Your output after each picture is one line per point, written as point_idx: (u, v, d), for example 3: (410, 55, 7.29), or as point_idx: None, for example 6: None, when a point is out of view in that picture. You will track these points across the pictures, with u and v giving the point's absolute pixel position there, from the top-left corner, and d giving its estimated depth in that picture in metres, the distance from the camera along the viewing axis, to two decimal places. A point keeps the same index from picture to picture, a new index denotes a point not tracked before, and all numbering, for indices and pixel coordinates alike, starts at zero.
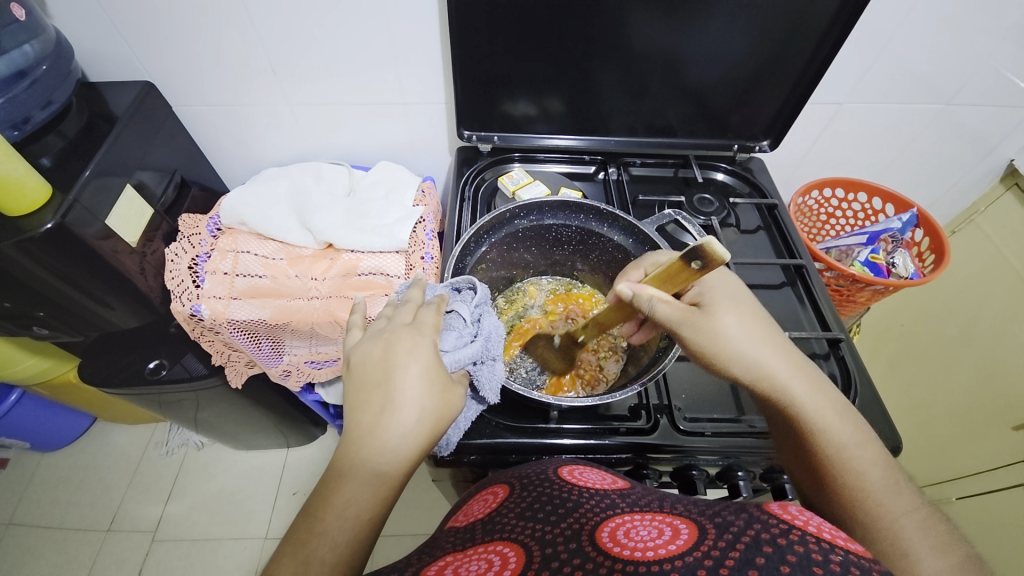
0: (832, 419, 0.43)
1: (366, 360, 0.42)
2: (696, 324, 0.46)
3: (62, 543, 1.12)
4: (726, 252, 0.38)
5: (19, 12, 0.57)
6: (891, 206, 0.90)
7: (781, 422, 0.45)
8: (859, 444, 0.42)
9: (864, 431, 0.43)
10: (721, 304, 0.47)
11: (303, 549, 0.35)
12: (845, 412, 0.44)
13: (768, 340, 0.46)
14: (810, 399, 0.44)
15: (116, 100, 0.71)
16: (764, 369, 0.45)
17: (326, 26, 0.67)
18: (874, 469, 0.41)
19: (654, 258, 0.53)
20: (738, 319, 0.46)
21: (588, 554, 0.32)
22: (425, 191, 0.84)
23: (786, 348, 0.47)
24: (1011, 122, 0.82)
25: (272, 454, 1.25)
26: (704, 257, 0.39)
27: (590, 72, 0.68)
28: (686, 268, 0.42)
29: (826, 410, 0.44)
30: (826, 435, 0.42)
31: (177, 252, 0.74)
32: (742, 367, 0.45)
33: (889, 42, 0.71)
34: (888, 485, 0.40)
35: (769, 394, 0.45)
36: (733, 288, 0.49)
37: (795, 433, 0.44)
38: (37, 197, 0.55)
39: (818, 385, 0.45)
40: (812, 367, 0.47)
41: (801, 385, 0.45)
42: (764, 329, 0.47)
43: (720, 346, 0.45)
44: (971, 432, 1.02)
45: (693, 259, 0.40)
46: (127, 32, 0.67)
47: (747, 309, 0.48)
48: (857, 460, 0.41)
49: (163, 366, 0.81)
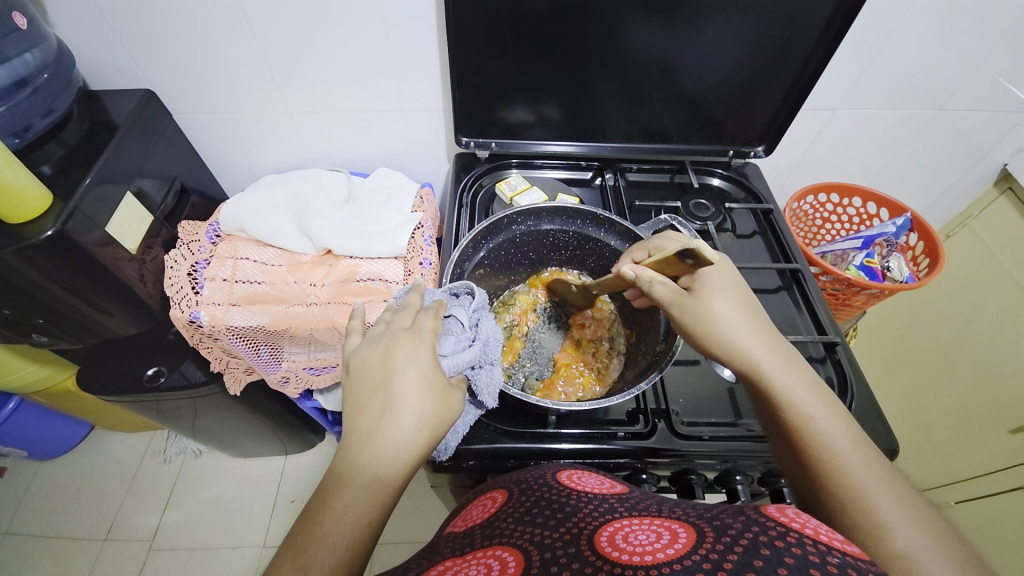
0: (804, 394, 0.44)
1: (365, 364, 0.43)
2: (682, 303, 0.48)
3: (59, 552, 1.11)
4: (714, 255, 0.46)
5: (21, 20, 0.58)
6: (885, 211, 0.91)
7: (756, 399, 0.46)
8: (831, 419, 0.42)
9: (837, 408, 0.43)
10: (711, 286, 0.48)
11: (303, 553, 0.35)
12: (820, 390, 0.44)
13: (748, 320, 0.47)
14: (783, 375, 0.45)
15: (117, 108, 0.71)
16: (740, 346, 0.46)
17: (326, 35, 0.68)
18: (844, 442, 0.41)
19: (662, 242, 0.53)
20: (724, 300, 0.47)
21: (586, 559, 0.32)
22: (423, 197, 0.84)
23: (766, 330, 0.48)
24: (1004, 127, 0.83)
25: (270, 462, 1.25)
26: (693, 255, 0.47)
27: (587, 79, 0.69)
28: (679, 262, 0.49)
29: (799, 386, 0.44)
30: (797, 409, 0.43)
31: (176, 259, 0.75)
32: (719, 344, 0.46)
33: (881, 49, 0.72)
34: (858, 457, 0.40)
35: (743, 369, 0.46)
36: (726, 273, 0.49)
37: (768, 409, 0.45)
38: (38, 204, 0.55)
39: (794, 363, 0.46)
40: (791, 348, 0.47)
41: (775, 362, 0.45)
42: (747, 310, 0.48)
43: (701, 323, 0.47)
44: (968, 436, 1.02)
45: (687, 256, 0.48)
46: (128, 40, 0.68)
47: (735, 291, 0.49)
48: (827, 433, 0.41)
49: (161, 373, 0.80)
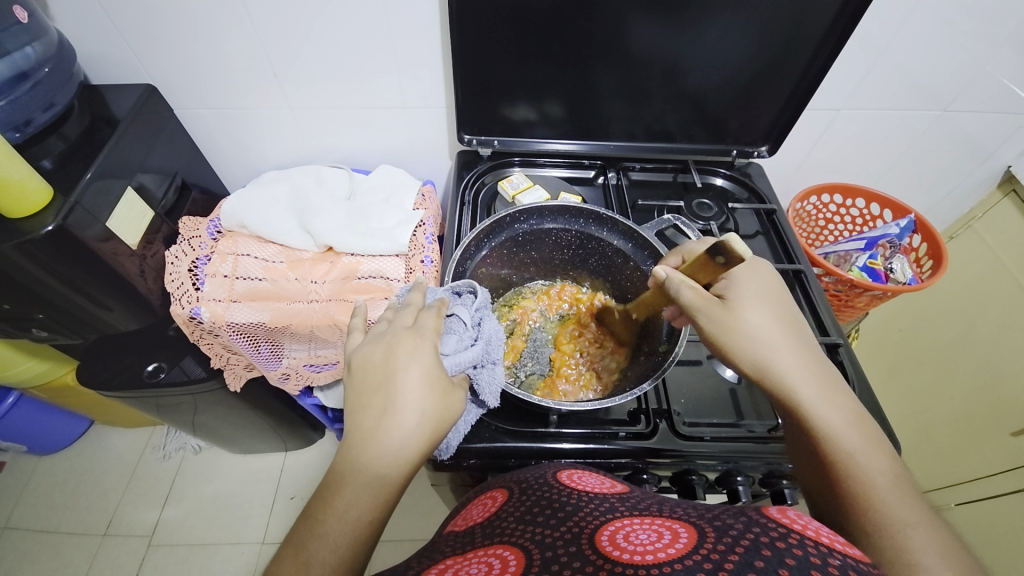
0: (844, 426, 0.42)
1: (367, 362, 0.42)
2: (714, 314, 0.46)
3: (58, 547, 1.11)
4: (746, 249, 0.42)
5: (21, 14, 0.57)
6: (888, 212, 0.91)
7: (791, 424, 0.45)
8: (872, 454, 0.41)
9: (880, 443, 0.41)
10: (747, 300, 0.47)
11: (303, 551, 0.35)
12: (862, 422, 0.43)
13: (788, 342, 0.46)
14: (822, 404, 0.43)
15: (118, 103, 0.71)
16: (776, 369, 0.45)
17: (328, 31, 0.68)
18: (884, 480, 0.39)
19: (692, 245, 0.54)
20: (760, 316, 0.46)
21: (587, 558, 0.32)
22: (425, 195, 0.84)
23: (807, 353, 0.46)
24: (1009, 129, 0.83)
25: (270, 459, 1.25)
26: (726, 254, 0.44)
27: (590, 76, 0.69)
28: (710, 262, 0.46)
29: (840, 417, 0.43)
30: (835, 441, 0.42)
31: (177, 255, 0.74)
32: (754, 363, 0.45)
33: (886, 49, 0.71)
34: (898, 497, 0.38)
35: (779, 394, 0.44)
36: (761, 285, 0.49)
37: (804, 436, 0.44)
38: (39, 199, 0.55)
39: (834, 392, 0.44)
40: (833, 375, 0.46)
41: (815, 390, 0.44)
42: (786, 330, 0.47)
43: (734, 338, 0.45)
44: (970, 438, 1.03)
45: (717, 255, 0.45)
46: (128, 34, 0.67)
47: (772, 309, 0.47)
48: (867, 469, 0.40)
49: (161, 369, 0.80)
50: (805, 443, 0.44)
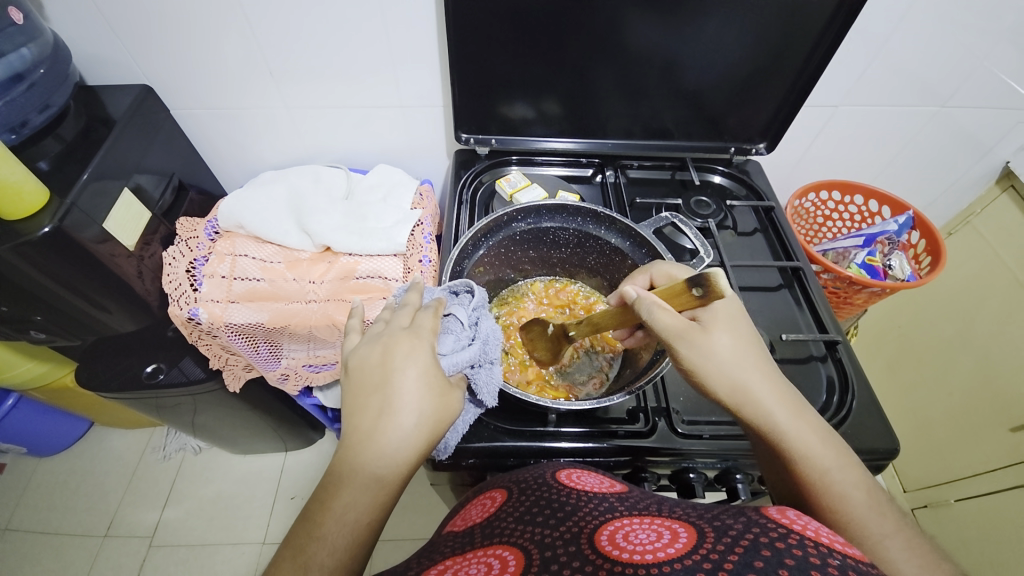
0: (817, 444, 0.43)
1: (364, 363, 0.42)
2: (692, 338, 0.45)
3: (59, 548, 1.11)
4: (728, 286, 0.38)
5: (16, 15, 0.57)
6: (887, 208, 0.91)
7: (763, 447, 0.45)
8: (843, 469, 0.42)
9: (849, 457, 0.43)
10: (719, 322, 0.47)
11: (302, 553, 0.35)
12: (831, 438, 0.44)
13: (755, 364, 0.46)
14: (793, 424, 0.44)
15: (114, 104, 0.71)
16: (751, 393, 0.45)
17: (322, 30, 0.68)
18: (858, 493, 0.40)
19: (666, 267, 0.53)
20: (731, 338, 0.46)
21: (586, 557, 0.32)
22: (423, 194, 0.84)
23: (773, 373, 0.46)
24: (1008, 124, 0.82)
25: (270, 458, 1.25)
26: (704, 286, 0.39)
27: (588, 74, 0.69)
28: (687, 294, 0.41)
29: (812, 436, 0.43)
30: (809, 460, 0.42)
31: (174, 256, 0.74)
32: (728, 389, 0.45)
33: (884, 44, 0.71)
34: (871, 508, 0.40)
35: (752, 418, 0.44)
36: (733, 307, 0.48)
37: (777, 457, 0.44)
38: (35, 201, 0.55)
39: (802, 411, 0.45)
40: (795, 392, 0.46)
41: (785, 411, 0.44)
42: (754, 351, 0.47)
43: (709, 364, 0.45)
44: (969, 434, 1.03)
45: (694, 286, 0.40)
46: (123, 35, 0.67)
47: (740, 330, 0.47)
48: (842, 485, 0.41)
49: (160, 370, 0.80)
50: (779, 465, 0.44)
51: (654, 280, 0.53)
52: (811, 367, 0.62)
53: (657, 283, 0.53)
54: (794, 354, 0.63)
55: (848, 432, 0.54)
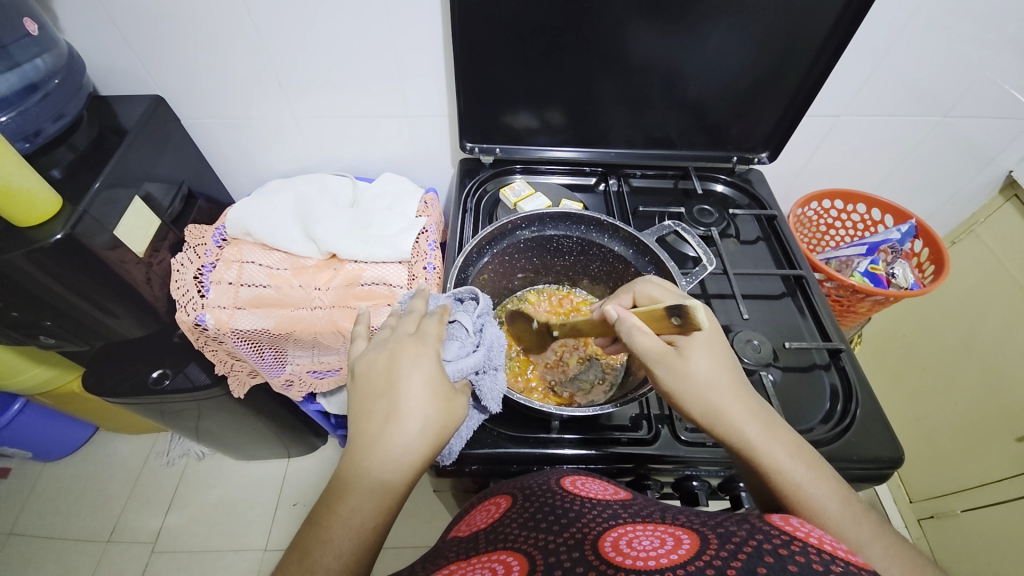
0: (788, 458, 0.43)
1: (370, 369, 0.43)
2: (669, 363, 0.45)
3: (63, 554, 1.11)
4: (707, 318, 0.38)
5: (32, 27, 0.59)
6: (890, 217, 0.91)
7: (740, 464, 0.45)
8: (817, 481, 0.41)
9: (823, 469, 0.43)
10: (696, 345, 0.46)
11: (309, 557, 0.36)
12: (802, 450, 0.44)
13: (729, 383, 0.46)
14: (764, 441, 0.43)
15: (126, 113, 0.72)
16: (723, 412, 0.44)
17: (330, 40, 0.69)
18: (832, 504, 0.40)
19: (647, 288, 0.52)
20: (707, 360, 0.46)
21: (590, 562, 0.32)
22: (427, 202, 0.85)
23: (746, 390, 0.46)
24: (1011, 134, 0.83)
25: (273, 465, 1.25)
26: (683, 315, 0.40)
27: (591, 84, 0.70)
28: (668, 320, 0.42)
29: (782, 450, 0.43)
30: (783, 475, 0.42)
31: (183, 262, 0.75)
32: (701, 410, 0.45)
33: (885, 56, 0.72)
34: (848, 517, 0.40)
35: (727, 437, 0.44)
36: (710, 330, 0.48)
37: (752, 473, 0.44)
38: (48, 208, 0.56)
39: (773, 426, 0.45)
40: (767, 407, 0.46)
41: (756, 428, 0.44)
42: (729, 370, 0.47)
43: (685, 388, 0.45)
44: (975, 443, 1.02)
45: (675, 314, 0.41)
46: (136, 47, 0.69)
47: (716, 350, 0.47)
48: (816, 498, 0.40)
49: (166, 375, 0.81)
50: (757, 481, 0.44)
51: (637, 300, 0.52)
52: (814, 375, 0.62)
53: (640, 303, 0.51)
54: (797, 362, 0.63)
55: (852, 440, 0.54)
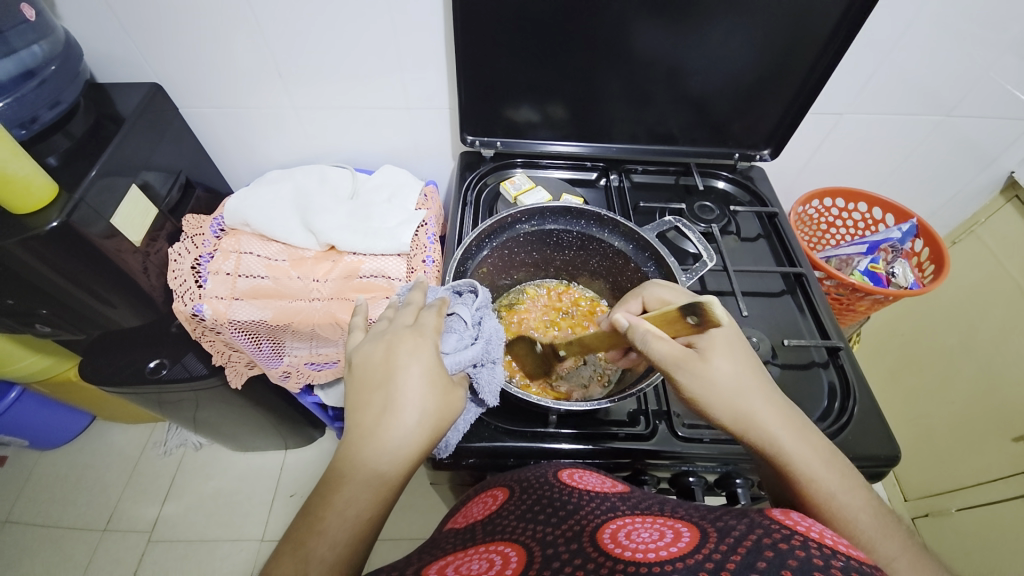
0: (822, 467, 0.42)
1: (367, 360, 0.43)
2: (691, 368, 0.44)
3: (58, 542, 1.12)
4: (725, 314, 0.37)
5: (29, 12, 0.58)
6: (890, 216, 0.91)
7: (772, 474, 0.45)
8: (849, 492, 0.41)
9: (854, 478, 0.43)
10: (717, 348, 0.46)
11: (303, 547, 0.35)
12: (835, 459, 0.44)
13: (757, 389, 0.45)
14: (798, 449, 0.43)
15: (123, 101, 0.71)
16: (754, 419, 0.44)
17: (331, 31, 0.68)
18: (863, 515, 0.40)
19: (658, 291, 0.51)
20: (731, 365, 0.45)
21: (588, 554, 0.32)
22: (427, 195, 0.84)
23: (776, 395, 0.46)
24: (1013, 135, 0.83)
25: (270, 456, 1.25)
26: (699, 313, 0.39)
27: (593, 78, 0.69)
28: (684, 319, 0.41)
29: (816, 458, 0.43)
30: (816, 485, 0.42)
31: (180, 253, 0.75)
32: (731, 416, 0.44)
33: (889, 55, 0.72)
34: (879, 531, 0.40)
35: (758, 445, 0.44)
36: (731, 332, 0.47)
37: (783, 481, 0.43)
38: (44, 195, 0.55)
39: (805, 434, 0.44)
40: (799, 413, 0.46)
41: (788, 434, 0.44)
42: (756, 376, 0.46)
43: (709, 393, 0.44)
44: (971, 443, 1.03)
45: (691, 313, 0.40)
46: (134, 34, 0.68)
47: (741, 356, 0.46)
48: (848, 509, 0.40)
49: (163, 365, 0.80)
50: (785, 489, 0.44)
51: (647, 304, 0.52)
52: (812, 373, 0.62)
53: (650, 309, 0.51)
54: (796, 359, 0.63)
55: (849, 438, 0.54)
